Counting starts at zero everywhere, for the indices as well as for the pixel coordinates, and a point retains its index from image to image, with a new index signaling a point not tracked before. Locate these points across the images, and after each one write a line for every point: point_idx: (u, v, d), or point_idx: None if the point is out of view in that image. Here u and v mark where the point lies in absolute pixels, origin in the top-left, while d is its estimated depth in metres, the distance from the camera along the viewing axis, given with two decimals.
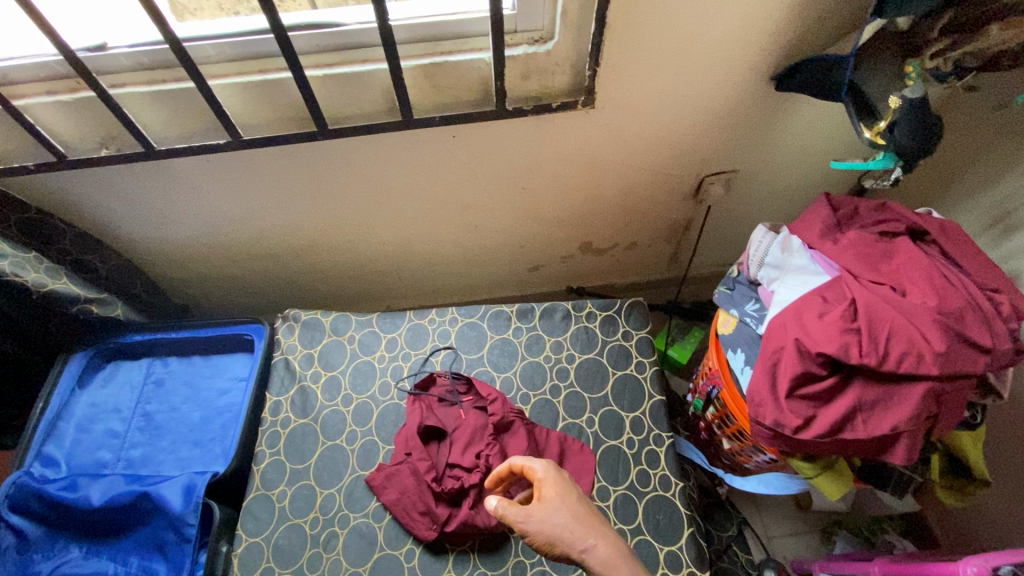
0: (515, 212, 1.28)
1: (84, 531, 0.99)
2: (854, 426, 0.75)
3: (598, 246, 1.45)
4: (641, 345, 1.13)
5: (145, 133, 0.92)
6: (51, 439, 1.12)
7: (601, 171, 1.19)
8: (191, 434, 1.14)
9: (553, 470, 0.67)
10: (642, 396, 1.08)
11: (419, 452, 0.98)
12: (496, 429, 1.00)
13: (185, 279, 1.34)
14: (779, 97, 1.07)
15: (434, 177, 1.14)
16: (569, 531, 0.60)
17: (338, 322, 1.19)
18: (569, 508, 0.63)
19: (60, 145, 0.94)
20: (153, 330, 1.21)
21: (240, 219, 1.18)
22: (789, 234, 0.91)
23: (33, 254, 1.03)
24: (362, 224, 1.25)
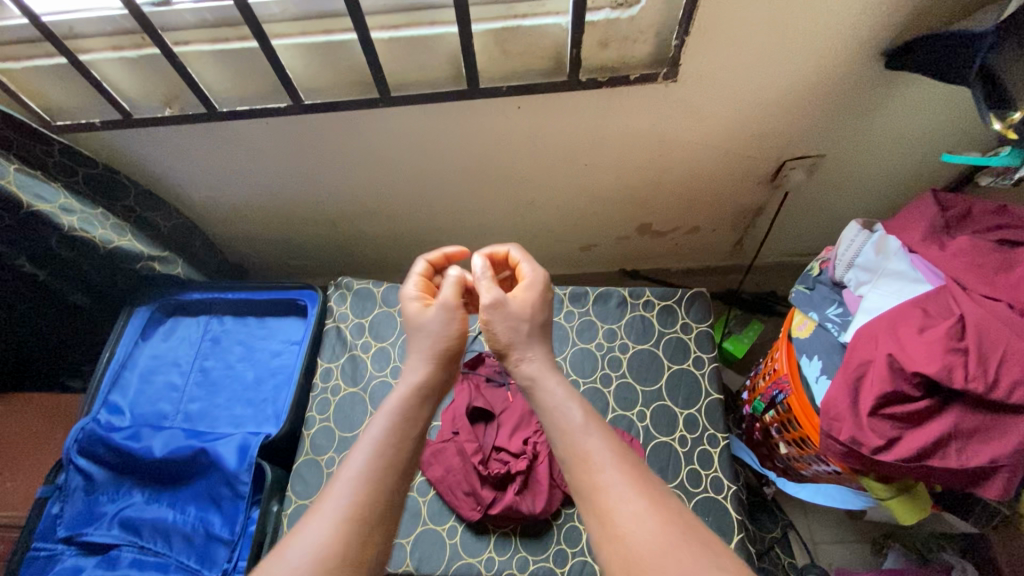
0: (574, 189, 1.22)
1: (147, 477, 1.05)
2: (945, 455, 0.67)
3: (657, 228, 1.38)
4: (702, 339, 1.09)
5: (208, 95, 0.90)
6: (116, 388, 1.17)
7: (671, 150, 1.10)
8: (245, 393, 1.17)
9: (536, 278, 0.79)
10: (698, 393, 1.04)
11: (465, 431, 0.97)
12: None
13: (241, 239, 1.36)
14: (886, 76, 0.95)
15: (494, 149, 1.09)
16: (538, 366, 0.73)
17: (389, 293, 1.18)
18: (530, 315, 0.75)
19: (126, 104, 0.94)
20: (210, 289, 1.24)
21: (296, 183, 1.17)
22: (886, 234, 0.82)
23: (98, 210, 1.04)
24: (417, 193, 1.22)
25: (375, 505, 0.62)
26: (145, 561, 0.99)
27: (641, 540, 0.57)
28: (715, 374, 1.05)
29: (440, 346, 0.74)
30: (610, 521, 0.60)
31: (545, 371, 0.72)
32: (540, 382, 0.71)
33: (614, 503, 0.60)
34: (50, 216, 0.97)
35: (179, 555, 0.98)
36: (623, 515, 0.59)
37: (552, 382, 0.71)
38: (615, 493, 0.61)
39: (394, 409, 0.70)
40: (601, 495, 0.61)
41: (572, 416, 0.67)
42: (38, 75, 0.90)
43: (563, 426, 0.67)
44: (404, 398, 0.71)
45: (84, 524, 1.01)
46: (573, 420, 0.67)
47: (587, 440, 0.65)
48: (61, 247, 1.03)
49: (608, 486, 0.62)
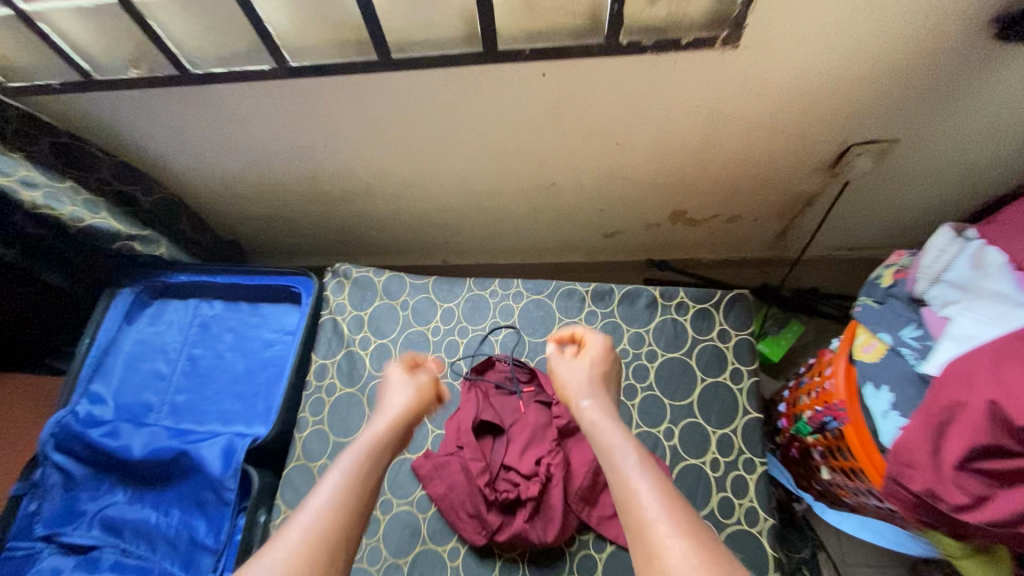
0: (602, 171, 1.08)
1: (129, 476, 0.98)
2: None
3: (693, 216, 1.23)
4: (741, 349, 0.96)
5: (175, 53, 0.77)
6: (98, 375, 1.09)
7: (718, 129, 0.95)
8: (236, 386, 1.08)
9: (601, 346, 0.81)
10: (734, 411, 0.92)
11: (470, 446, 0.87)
12: (560, 433, 0.88)
13: (233, 216, 1.24)
14: (993, 47, 0.78)
15: (513, 124, 0.95)
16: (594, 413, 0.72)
17: (391, 284, 1.07)
18: (592, 369, 0.78)
19: (87, 64, 0.81)
20: (199, 271, 1.14)
21: (290, 157, 1.04)
22: (987, 246, 0.68)
23: (67, 183, 0.93)
24: (425, 171, 1.08)
25: (345, 533, 0.58)
26: (127, 565, 0.93)
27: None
28: (755, 389, 0.93)
29: (403, 408, 0.74)
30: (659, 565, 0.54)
31: (601, 418, 0.71)
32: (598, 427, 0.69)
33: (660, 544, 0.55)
34: (10, 190, 0.87)
35: (162, 562, 0.92)
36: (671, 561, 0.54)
37: (609, 427, 0.69)
38: (662, 528, 0.56)
39: (374, 440, 0.69)
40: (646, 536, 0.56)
41: (622, 456, 0.64)
42: None
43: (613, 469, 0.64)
44: (386, 431, 0.70)
45: (63, 523, 0.95)
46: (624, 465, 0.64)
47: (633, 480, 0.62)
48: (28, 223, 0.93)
49: (656, 522, 0.57)
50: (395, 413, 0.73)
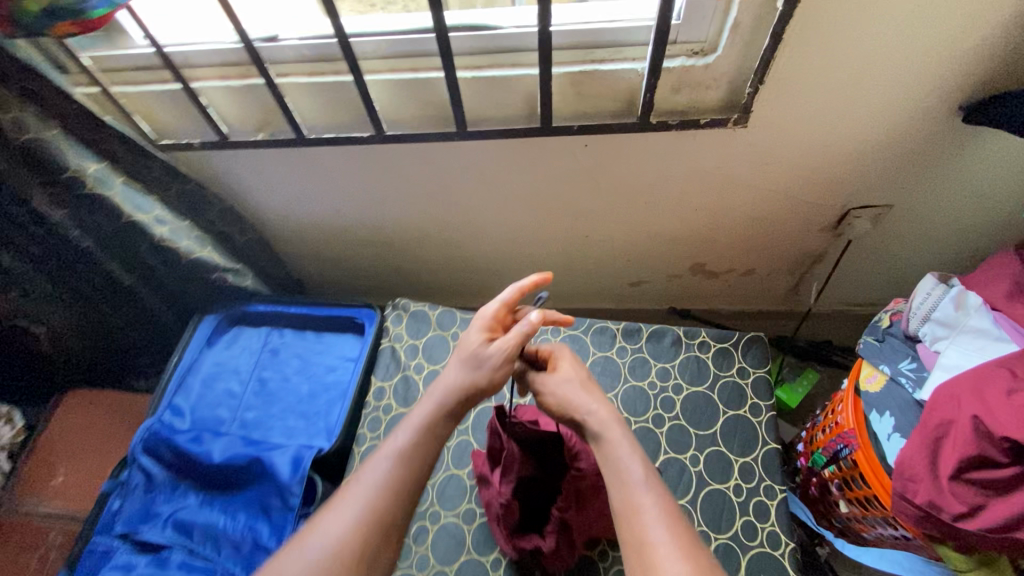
0: (630, 226, 1.23)
1: (201, 482, 1.09)
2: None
3: (712, 269, 1.37)
4: (758, 386, 1.06)
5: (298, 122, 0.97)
6: (179, 391, 1.23)
7: (732, 192, 1.11)
8: (299, 405, 1.20)
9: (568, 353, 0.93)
10: (754, 441, 1.01)
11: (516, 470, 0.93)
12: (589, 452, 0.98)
13: (305, 257, 1.43)
14: (963, 131, 0.94)
15: (557, 184, 1.12)
16: (601, 418, 0.81)
17: (444, 317, 1.21)
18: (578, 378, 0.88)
19: (225, 128, 1.02)
20: (275, 303, 1.30)
21: (364, 207, 1.23)
22: (966, 289, 0.79)
23: (187, 222, 1.11)
24: (477, 222, 1.26)
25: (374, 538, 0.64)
26: (194, 564, 1.02)
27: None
28: (772, 422, 1.03)
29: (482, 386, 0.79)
30: (645, 555, 0.66)
31: (607, 423, 0.80)
32: (604, 435, 0.79)
33: (652, 543, 0.66)
34: (146, 225, 1.03)
35: (227, 563, 1.02)
36: (658, 551, 0.66)
37: (613, 431, 0.79)
38: (656, 534, 0.67)
39: (441, 404, 0.77)
40: (641, 535, 0.68)
41: (627, 462, 0.75)
42: (151, 97, 0.98)
43: (622, 473, 0.74)
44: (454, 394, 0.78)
45: (140, 523, 1.06)
46: (628, 470, 0.74)
47: (635, 482, 0.73)
48: (150, 254, 1.09)
49: (652, 528, 0.68)
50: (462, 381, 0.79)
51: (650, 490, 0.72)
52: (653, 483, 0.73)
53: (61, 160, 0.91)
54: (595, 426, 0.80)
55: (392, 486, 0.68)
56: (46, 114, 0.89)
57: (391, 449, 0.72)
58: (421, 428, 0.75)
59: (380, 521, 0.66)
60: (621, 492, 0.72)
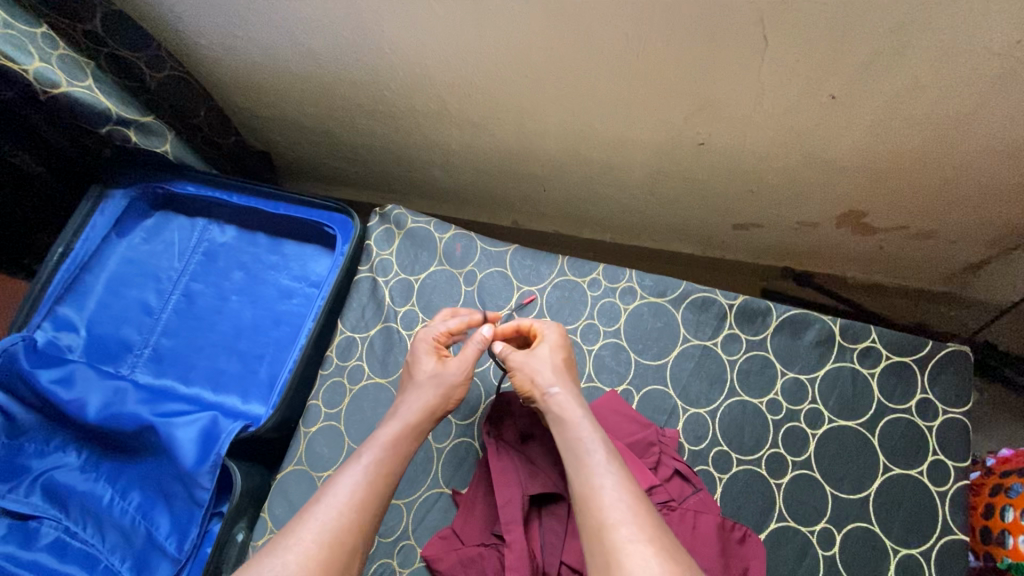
0: (778, 135, 0.74)
1: (88, 434, 0.76)
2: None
3: (870, 221, 0.89)
4: (947, 436, 0.65)
5: None
6: (70, 295, 0.84)
7: (996, 88, 0.61)
8: (237, 341, 0.83)
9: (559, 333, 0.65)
10: (930, 524, 0.62)
11: (504, 494, 0.60)
12: None
13: (265, 120, 0.96)
14: None
15: (688, 30, 0.61)
16: (562, 399, 0.58)
17: (456, 246, 0.78)
18: (557, 354, 0.63)
19: None
20: (211, 184, 0.87)
21: (347, 41, 0.75)
22: None
23: (43, 30, 0.70)
24: (525, 91, 0.77)
25: None
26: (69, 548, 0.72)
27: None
28: (963, 500, 0.63)
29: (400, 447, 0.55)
30: (612, 567, 0.44)
31: (568, 411, 0.57)
32: (567, 421, 0.56)
33: (618, 546, 0.45)
34: None
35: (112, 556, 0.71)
36: (623, 558, 0.44)
37: (578, 423, 0.55)
38: (624, 531, 0.45)
39: (393, 434, 0.56)
40: (604, 531, 0.46)
41: (586, 440, 0.53)
42: None
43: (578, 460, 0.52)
44: (411, 427, 0.57)
45: None
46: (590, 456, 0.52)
47: (603, 474, 0.50)
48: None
49: (618, 525, 0.46)
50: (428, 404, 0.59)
51: (617, 483, 0.49)
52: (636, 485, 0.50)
53: None
54: (554, 416, 0.58)
55: (335, 551, 0.46)
56: None
57: (340, 487, 0.50)
58: (371, 474, 0.52)
59: None
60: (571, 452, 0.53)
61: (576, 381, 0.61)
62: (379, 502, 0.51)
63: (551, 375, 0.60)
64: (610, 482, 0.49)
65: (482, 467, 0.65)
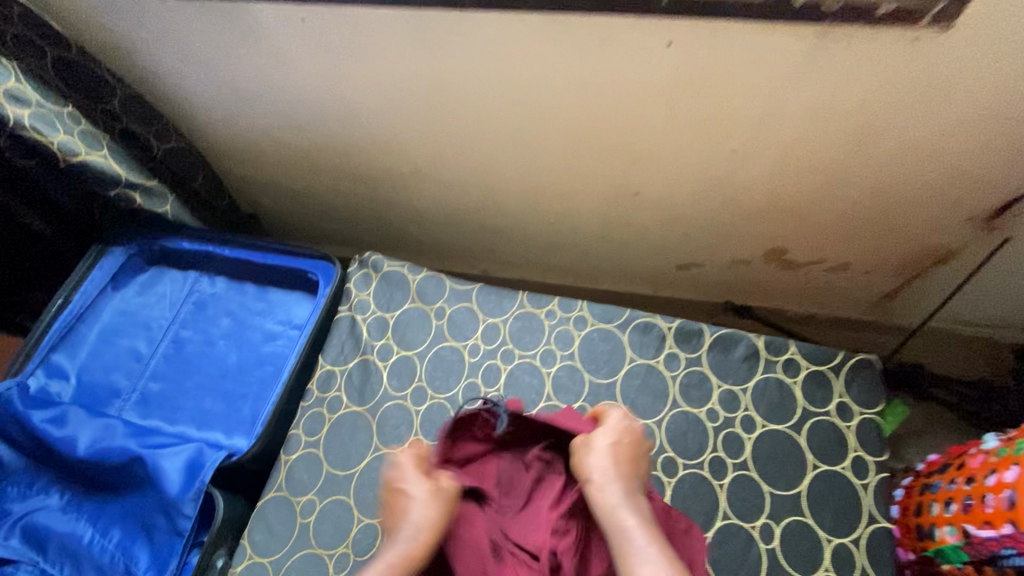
0: (700, 184, 0.88)
1: (71, 474, 0.79)
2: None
3: (791, 257, 1.02)
4: (864, 433, 0.74)
5: None
6: (64, 345, 0.90)
7: (858, 142, 0.76)
8: (222, 382, 0.89)
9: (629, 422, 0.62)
10: (857, 515, 0.69)
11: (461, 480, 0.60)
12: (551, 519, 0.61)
13: (257, 185, 1.08)
14: None
15: (611, 101, 0.76)
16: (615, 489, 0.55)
17: (427, 285, 0.88)
18: (623, 442, 0.59)
19: None
20: (205, 239, 0.96)
21: (331, 116, 0.88)
22: None
23: (68, 109, 0.80)
24: (485, 153, 0.90)
25: None
26: None
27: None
28: (883, 490, 0.70)
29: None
30: None
31: (625, 503, 0.54)
32: (626, 520, 0.52)
33: None
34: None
35: None
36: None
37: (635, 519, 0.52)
38: None
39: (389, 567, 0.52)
40: None
41: (637, 540, 0.50)
42: None
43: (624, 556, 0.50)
44: (414, 554, 0.53)
45: None
46: (637, 554, 0.50)
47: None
48: (15, 154, 0.79)
49: None
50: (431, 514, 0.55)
51: None
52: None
53: None
54: (607, 505, 0.54)
55: None
56: None
57: None
58: None
59: None
60: (621, 550, 0.50)
61: (629, 475, 0.56)
62: None
63: (611, 459, 0.57)
64: None
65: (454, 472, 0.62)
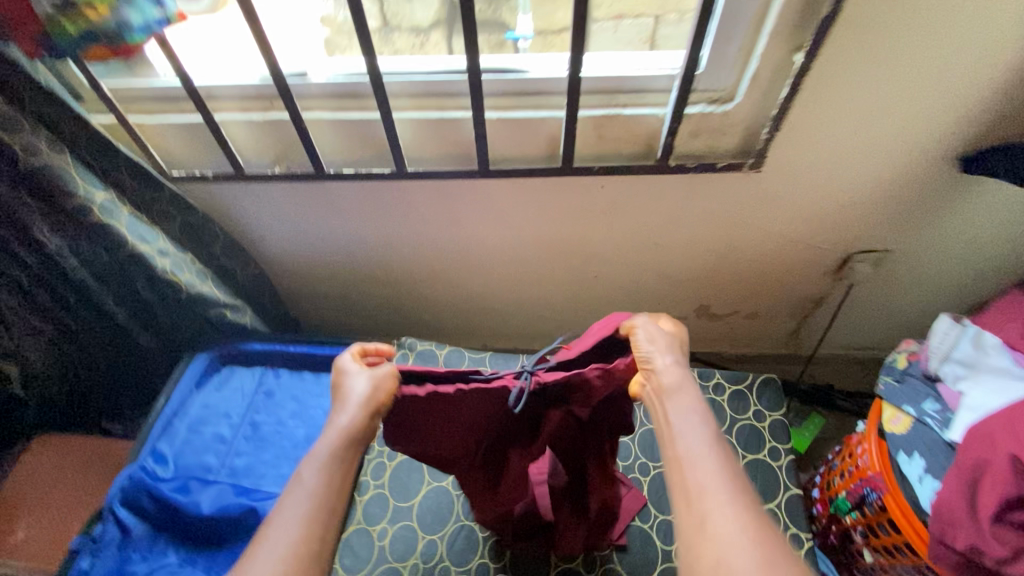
0: (641, 267, 1.23)
1: (182, 531, 1.00)
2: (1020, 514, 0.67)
3: (716, 311, 1.37)
4: (774, 428, 1.05)
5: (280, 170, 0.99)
6: (163, 435, 1.12)
7: (741, 235, 1.12)
8: (295, 452, 1.13)
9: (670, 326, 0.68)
10: (776, 486, 0.99)
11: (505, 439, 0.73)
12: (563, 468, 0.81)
13: (302, 296, 1.36)
14: (962, 181, 0.96)
15: (573, 222, 1.10)
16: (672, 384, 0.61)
17: (452, 357, 1.18)
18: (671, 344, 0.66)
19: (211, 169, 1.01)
20: (272, 340, 1.24)
21: (368, 246, 1.19)
22: (982, 330, 0.83)
23: (188, 256, 1.05)
24: (484, 260, 1.22)
25: None
26: None
27: (719, 524, 0.50)
28: (791, 466, 1.01)
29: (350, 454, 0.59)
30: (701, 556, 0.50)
31: (678, 395, 0.60)
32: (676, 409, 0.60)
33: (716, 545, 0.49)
34: (147, 257, 0.96)
35: None
36: (721, 537, 0.49)
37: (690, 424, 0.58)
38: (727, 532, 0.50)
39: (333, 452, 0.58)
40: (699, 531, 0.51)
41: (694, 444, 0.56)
42: (169, 130, 0.95)
43: (675, 436, 0.58)
44: (345, 444, 0.59)
45: None
46: (688, 445, 0.56)
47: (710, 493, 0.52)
48: (148, 290, 1.03)
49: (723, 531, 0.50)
50: (359, 399, 0.61)
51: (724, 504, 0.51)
52: (748, 512, 0.51)
53: (70, 187, 0.84)
54: (660, 388, 0.62)
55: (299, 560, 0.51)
56: (57, 138, 0.83)
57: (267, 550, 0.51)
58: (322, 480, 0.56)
59: None
60: (672, 439, 0.57)
61: (680, 355, 0.65)
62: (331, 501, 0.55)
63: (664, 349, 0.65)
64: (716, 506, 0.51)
65: (428, 390, 0.65)
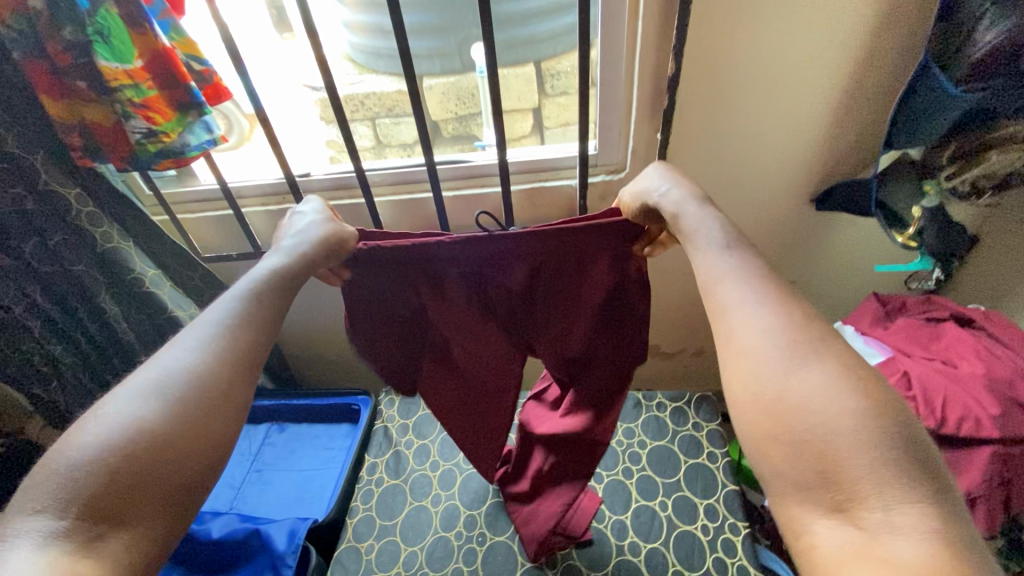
0: None
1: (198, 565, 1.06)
2: (989, 422, 0.74)
3: (666, 351, 1.55)
4: (711, 436, 1.19)
5: None
6: None
7: (665, 279, 1.34)
8: (294, 490, 1.26)
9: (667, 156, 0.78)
10: (715, 484, 1.11)
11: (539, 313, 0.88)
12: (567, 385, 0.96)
13: (303, 362, 1.57)
14: (824, 217, 1.21)
15: None
16: (678, 197, 0.70)
17: None
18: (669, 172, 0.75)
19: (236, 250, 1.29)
20: (278, 396, 1.41)
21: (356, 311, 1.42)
22: (844, 325, 1.01)
23: None
24: None
25: (198, 414, 0.53)
26: None
27: (759, 348, 0.53)
28: (728, 467, 1.14)
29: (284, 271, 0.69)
30: (718, 317, 0.58)
31: (684, 202, 0.69)
32: (683, 210, 0.68)
33: (724, 303, 0.58)
34: (182, 320, 1.20)
35: None
36: (730, 306, 0.57)
37: (696, 214, 0.67)
38: (728, 292, 0.58)
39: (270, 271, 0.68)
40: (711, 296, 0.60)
41: (706, 230, 0.65)
42: (205, 222, 1.25)
43: (696, 247, 0.64)
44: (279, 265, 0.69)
45: None
46: (703, 231, 0.65)
47: (718, 260, 0.61)
48: None
49: (723, 283, 0.59)
50: (297, 255, 0.71)
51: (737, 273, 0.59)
52: (779, 315, 0.54)
53: (130, 264, 1.10)
54: (673, 207, 0.69)
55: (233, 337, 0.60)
56: (124, 232, 1.10)
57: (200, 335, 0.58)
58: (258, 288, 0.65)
59: (193, 400, 0.54)
60: (686, 233, 0.67)
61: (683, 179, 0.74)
62: (265, 296, 0.65)
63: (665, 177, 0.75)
64: (730, 273, 0.59)
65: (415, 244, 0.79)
